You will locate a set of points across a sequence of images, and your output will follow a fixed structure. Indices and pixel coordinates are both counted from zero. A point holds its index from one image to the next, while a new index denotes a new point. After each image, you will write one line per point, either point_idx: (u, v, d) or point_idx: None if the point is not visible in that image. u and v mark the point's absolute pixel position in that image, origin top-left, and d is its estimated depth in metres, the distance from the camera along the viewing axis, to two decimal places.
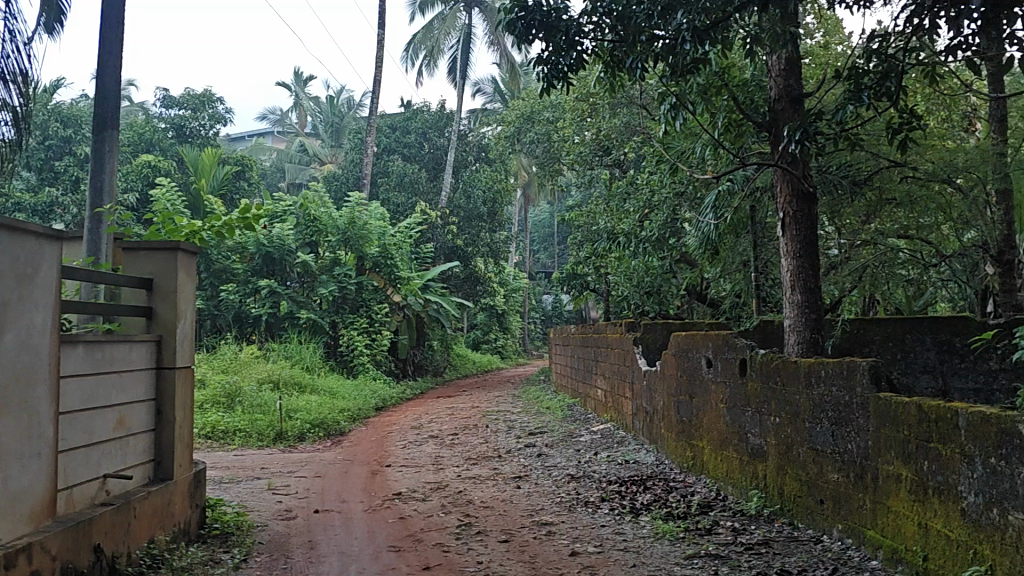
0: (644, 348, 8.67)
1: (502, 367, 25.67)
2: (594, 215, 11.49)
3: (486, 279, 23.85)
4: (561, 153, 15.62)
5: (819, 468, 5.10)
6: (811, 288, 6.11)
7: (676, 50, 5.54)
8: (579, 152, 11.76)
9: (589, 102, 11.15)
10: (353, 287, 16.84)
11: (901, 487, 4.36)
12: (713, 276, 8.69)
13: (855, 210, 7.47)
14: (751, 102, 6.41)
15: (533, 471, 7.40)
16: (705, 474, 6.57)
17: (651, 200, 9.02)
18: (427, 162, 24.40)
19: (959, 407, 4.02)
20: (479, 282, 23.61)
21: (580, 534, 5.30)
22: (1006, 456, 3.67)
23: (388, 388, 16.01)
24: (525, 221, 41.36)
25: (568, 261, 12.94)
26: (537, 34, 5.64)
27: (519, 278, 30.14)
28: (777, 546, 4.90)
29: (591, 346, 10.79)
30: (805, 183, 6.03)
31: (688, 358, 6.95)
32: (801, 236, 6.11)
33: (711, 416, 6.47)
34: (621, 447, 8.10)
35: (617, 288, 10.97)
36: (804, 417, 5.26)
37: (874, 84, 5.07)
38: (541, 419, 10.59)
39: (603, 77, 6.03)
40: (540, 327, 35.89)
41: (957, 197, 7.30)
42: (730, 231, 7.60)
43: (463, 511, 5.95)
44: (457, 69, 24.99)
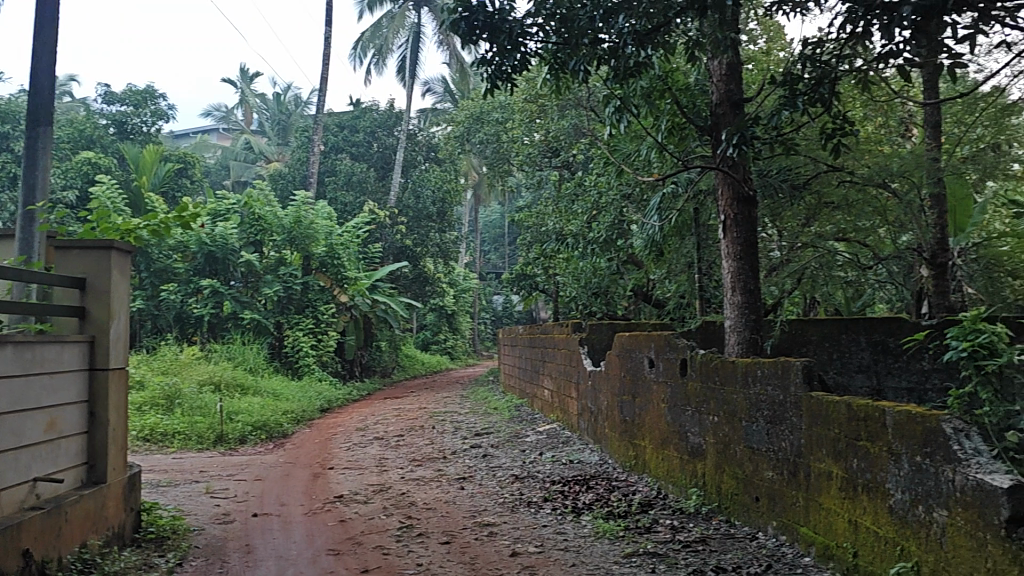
0: (590, 348, 8.71)
1: (450, 368, 25.67)
2: (543, 216, 11.55)
3: (435, 280, 23.82)
4: (509, 154, 15.68)
5: (755, 466, 5.19)
6: (751, 289, 6.23)
7: (619, 53, 5.59)
8: (527, 153, 11.82)
9: (537, 103, 11.21)
10: (299, 287, 16.69)
11: (832, 484, 4.46)
12: (658, 277, 8.78)
13: (795, 212, 7.60)
14: (694, 106, 6.57)
15: (478, 472, 7.40)
16: (647, 474, 6.64)
17: (597, 202, 9.09)
18: (376, 161, 24.29)
19: (887, 406, 4.15)
20: (428, 282, 23.59)
21: (521, 535, 5.32)
22: (931, 454, 3.79)
23: (334, 389, 15.90)
24: (476, 221, 41.34)
25: (517, 262, 12.99)
26: (480, 35, 5.64)
27: (469, 279, 30.13)
28: (714, 543, 4.97)
29: (538, 347, 10.84)
30: (745, 186, 6.15)
31: (631, 358, 7.02)
32: (742, 238, 6.23)
33: (653, 415, 6.54)
34: (564, 448, 8.14)
35: (565, 289, 11.03)
36: (740, 416, 5.35)
37: (809, 91, 5.24)
38: (488, 420, 10.61)
39: (548, 79, 6.05)
40: (489, 327, 35.97)
41: (893, 201, 7.50)
42: (673, 233, 7.69)
43: (405, 514, 5.93)
44: (406, 68, 24.92)
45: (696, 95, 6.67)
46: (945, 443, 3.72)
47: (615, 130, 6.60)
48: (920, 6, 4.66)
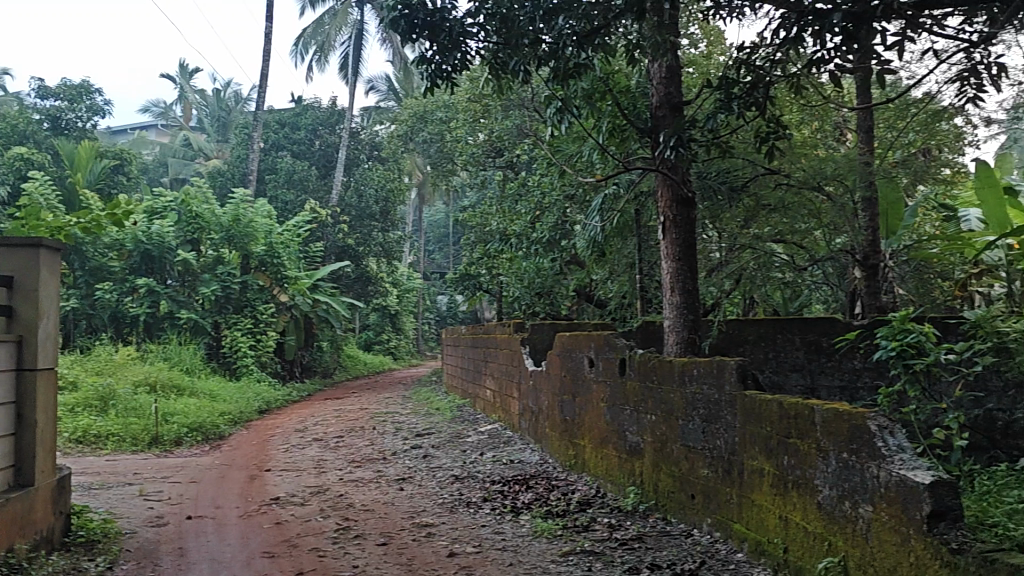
0: (531, 349, 8.66)
1: (394, 368, 25.53)
2: (486, 216, 11.57)
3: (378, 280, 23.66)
4: (451, 153, 15.68)
5: (691, 463, 5.27)
6: (689, 289, 6.32)
7: (559, 55, 5.64)
8: (471, 153, 11.82)
9: (481, 103, 11.24)
10: (237, 286, 16.46)
11: (764, 481, 4.56)
12: (600, 278, 8.86)
13: (734, 214, 7.72)
14: (635, 108, 6.66)
15: (418, 473, 7.38)
16: (586, 473, 6.69)
17: (541, 202, 9.13)
18: (317, 159, 24.06)
19: (816, 404, 4.25)
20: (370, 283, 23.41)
21: (459, 535, 5.33)
22: (857, 450, 3.90)
23: (273, 390, 15.70)
24: (422, 221, 41.22)
25: (461, 262, 12.99)
26: (420, 34, 5.63)
27: (413, 279, 30.02)
28: (650, 541, 5.03)
29: (481, 346, 10.85)
30: (684, 188, 6.23)
31: (571, 358, 7.05)
32: (681, 240, 6.32)
33: (592, 414, 6.59)
34: (505, 448, 8.15)
35: (509, 289, 11.06)
36: (677, 414, 5.42)
37: (744, 95, 5.41)
38: (429, 420, 10.58)
39: (490, 79, 6.07)
40: (434, 327, 35.87)
41: (828, 204, 7.68)
42: (614, 233, 7.75)
43: (342, 515, 5.89)
44: (349, 66, 24.74)
45: (637, 97, 6.73)
46: (871, 440, 3.83)
47: (556, 131, 6.64)
48: (850, 14, 4.77)
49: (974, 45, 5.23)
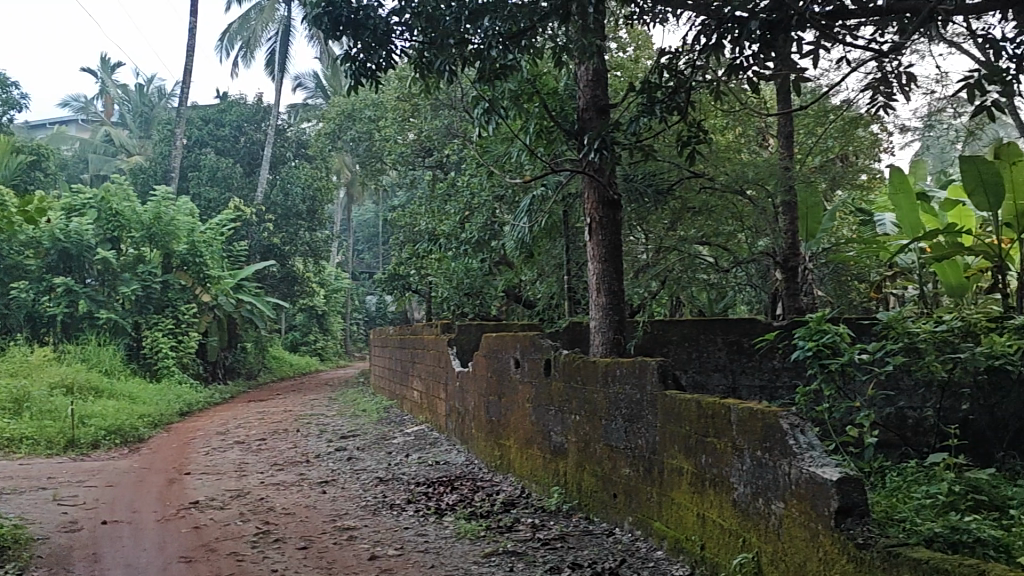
0: (459, 348, 8.76)
1: (320, 369, 25.20)
2: (415, 216, 11.53)
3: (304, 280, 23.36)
4: (378, 152, 15.58)
5: (613, 463, 5.33)
6: (615, 291, 6.39)
7: (484, 55, 5.64)
8: (399, 153, 11.76)
9: (409, 103, 11.20)
10: (158, 286, 16.07)
11: (682, 480, 4.64)
12: (529, 279, 8.90)
13: (659, 216, 7.84)
14: (562, 111, 6.75)
15: (342, 475, 7.30)
16: (511, 473, 6.72)
17: (469, 203, 9.13)
18: (243, 156, 23.64)
19: (731, 403, 4.35)
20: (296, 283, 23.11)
21: (381, 538, 5.29)
22: (770, 448, 4.01)
23: (196, 392, 15.35)
24: (350, 220, 40.82)
25: (390, 262, 12.92)
26: (343, 31, 5.59)
27: (340, 279, 29.71)
28: (572, 540, 5.08)
29: (408, 347, 10.80)
30: (609, 190, 6.31)
31: (497, 359, 7.07)
32: (607, 241, 6.39)
33: (518, 415, 6.61)
34: (431, 449, 8.12)
35: (437, 289, 11.04)
36: (600, 414, 5.48)
37: (666, 99, 5.47)
38: (355, 422, 10.48)
39: (416, 79, 6.06)
40: (362, 328, 35.54)
41: (750, 207, 7.87)
42: (542, 235, 7.80)
43: (262, 519, 5.80)
44: (276, 62, 24.38)
45: (563, 100, 6.79)
46: (783, 438, 3.94)
47: (483, 132, 6.65)
48: (768, 22, 4.88)
49: (884, 55, 5.41)
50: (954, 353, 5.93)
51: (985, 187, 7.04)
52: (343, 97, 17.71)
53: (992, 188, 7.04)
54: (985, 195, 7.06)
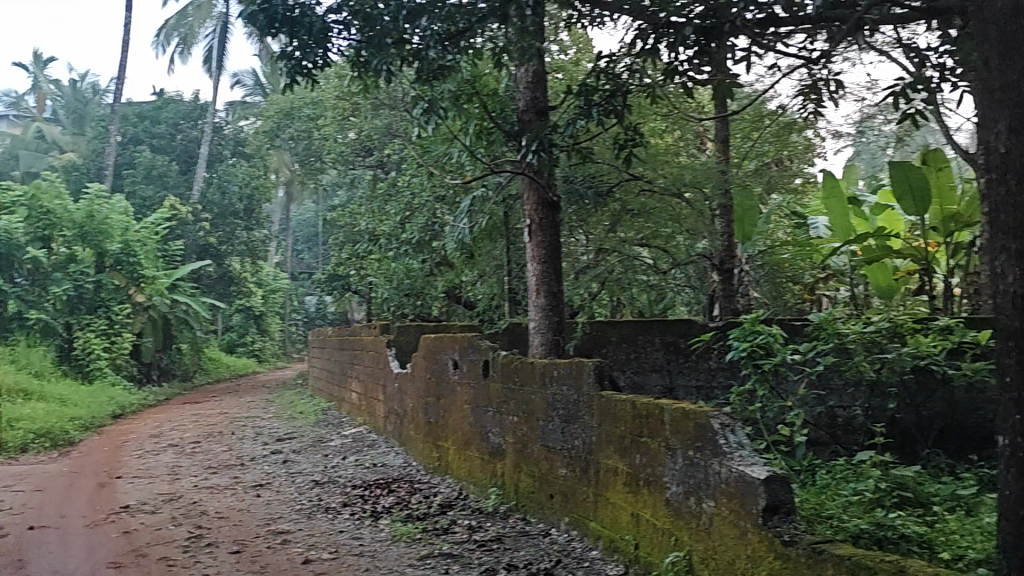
0: (398, 349, 8.76)
1: (259, 371, 24.82)
2: (355, 216, 11.45)
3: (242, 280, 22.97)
4: (317, 152, 15.44)
5: (550, 463, 5.38)
6: (554, 292, 6.42)
7: (422, 55, 5.61)
8: (340, 152, 11.67)
9: (349, 102, 11.12)
10: (90, 286, 15.67)
11: (617, 479, 4.72)
12: (469, 280, 8.90)
13: (599, 218, 7.90)
14: (502, 112, 6.77)
15: (277, 478, 7.21)
16: (449, 475, 6.73)
17: (410, 203, 9.10)
18: (179, 154, 23.21)
19: (665, 404, 4.43)
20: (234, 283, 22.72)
21: (316, 542, 5.25)
22: (701, 448, 4.10)
23: (129, 395, 15.00)
24: (290, 220, 40.29)
25: (330, 263, 12.80)
26: (279, 29, 5.58)
27: (279, 279, 29.30)
28: (509, 541, 5.12)
29: (346, 348, 10.71)
30: (549, 192, 6.35)
31: (435, 360, 7.06)
32: (546, 242, 6.43)
33: (456, 416, 6.62)
34: (369, 451, 8.07)
35: (377, 290, 10.97)
36: (537, 415, 5.52)
37: (603, 102, 5.57)
38: (292, 425, 10.35)
39: (355, 78, 6.03)
40: (303, 329, 35.11)
41: (689, 210, 8.01)
42: (482, 235, 7.80)
43: (195, 523, 5.69)
44: (213, 59, 23.99)
45: (504, 101, 6.81)
46: (714, 438, 4.03)
47: (422, 132, 6.64)
48: (701, 26, 5.07)
49: (813, 63, 5.59)
50: (882, 353, 6.15)
51: (912, 192, 7.24)
52: (282, 95, 17.52)
53: (919, 195, 7.27)
54: (912, 200, 7.27)
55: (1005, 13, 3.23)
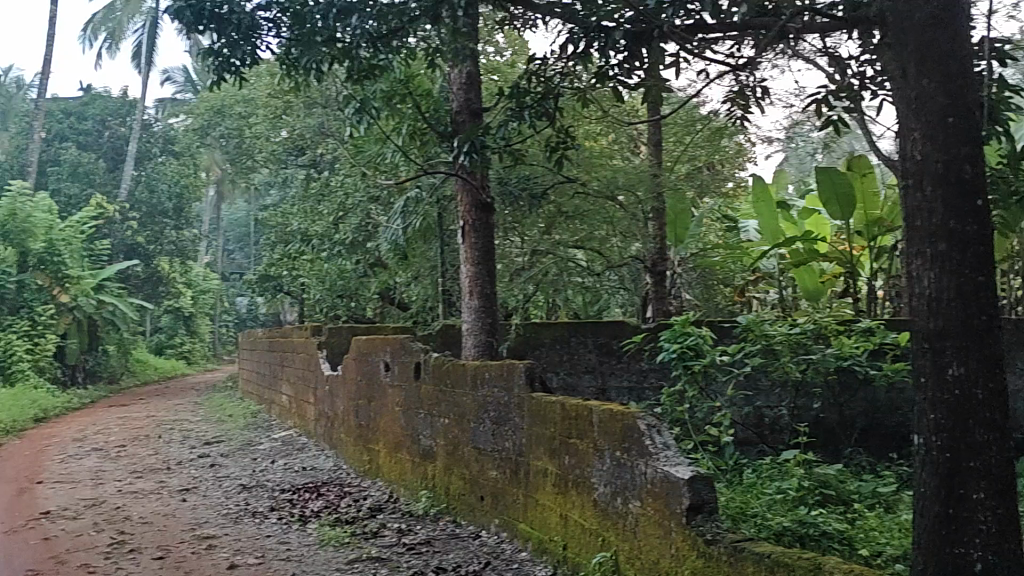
0: (328, 352, 8.56)
1: (188, 373, 24.30)
2: (287, 216, 11.32)
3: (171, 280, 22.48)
4: (247, 151, 15.22)
5: (480, 466, 5.41)
6: (487, 294, 6.43)
7: (352, 54, 5.57)
8: (271, 151, 11.51)
9: (281, 101, 11.00)
10: (11, 286, 15.16)
11: (546, 480, 4.76)
12: (403, 281, 8.85)
13: (534, 220, 7.92)
14: (435, 112, 6.75)
15: (204, 482, 7.06)
16: (380, 478, 6.70)
17: (344, 203, 9.03)
18: (107, 152, 22.66)
19: (593, 405, 4.49)
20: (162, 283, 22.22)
21: (242, 546, 5.16)
22: (628, 449, 4.16)
23: (51, 398, 14.53)
24: (221, 219, 39.51)
25: (261, 263, 12.62)
26: (206, 25, 5.48)
27: (208, 279, 28.71)
28: (438, 544, 5.12)
29: (277, 350, 10.56)
30: (482, 194, 6.36)
31: (367, 362, 7.01)
32: (480, 244, 6.44)
33: (387, 419, 6.59)
34: (298, 455, 7.96)
35: (309, 291, 10.85)
36: (468, 417, 5.53)
37: (535, 104, 5.60)
38: (221, 428, 10.15)
39: (285, 76, 5.98)
40: (235, 331, 34.50)
41: (622, 212, 8.12)
42: (416, 236, 7.77)
43: (118, 529, 5.54)
44: (142, 55, 23.47)
45: (438, 101, 6.81)
46: (641, 439, 4.09)
47: (354, 131, 6.60)
48: (629, 32, 5.14)
49: (740, 69, 5.70)
50: (807, 354, 6.32)
51: (838, 199, 7.49)
52: (214, 93, 17.24)
53: (845, 200, 7.50)
54: (839, 205, 7.50)
55: (920, 25, 3.45)
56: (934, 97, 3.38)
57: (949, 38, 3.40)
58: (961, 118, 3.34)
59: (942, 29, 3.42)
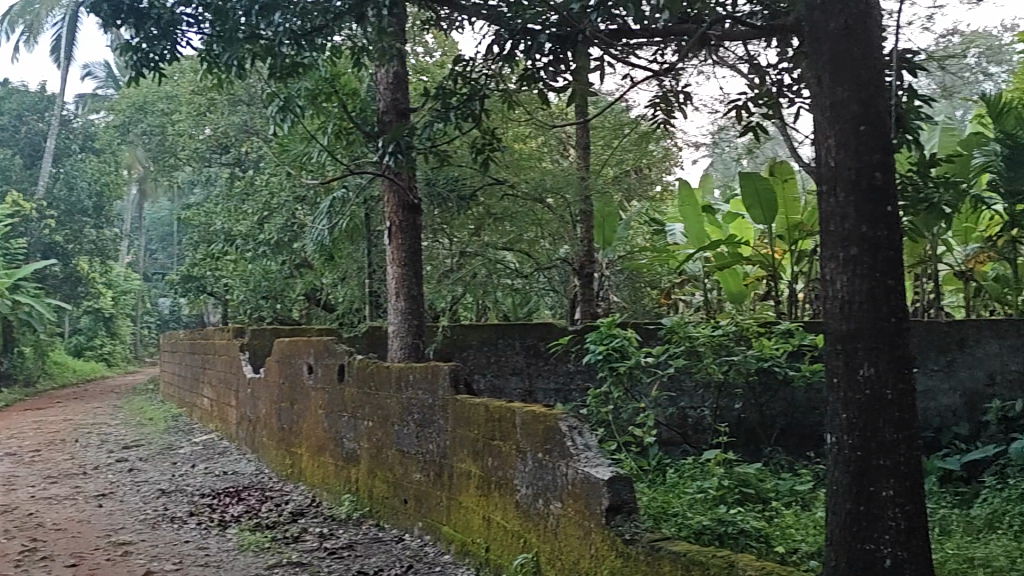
0: (251, 355, 8.45)
1: (108, 376, 23.58)
2: (211, 215, 11.10)
3: (91, 280, 21.81)
4: (170, 150, 14.89)
5: (404, 468, 5.39)
6: (414, 295, 6.39)
7: (274, 51, 5.49)
8: (195, 149, 11.27)
9: (205, 98, 10.78)
10: None
11: (470, 483, 4.77)
12: (329, 282, 8.75)
13: (463, 221, 7.97)
14: (361, 112, 6.70)
15: (120, 487, 6.85)
16: (302, 482, 6.63)
17: (269, 203, 8.88)
18: (23, 148, 21.91)
19: (517, 406, 4.50)
20: (81, 283, 21.53)
21: (159, 553, 5.02)
22: (550, 450, 4.18)
23: None
24: (144, 219, 38.46)
25: (183, 264, 12.33)
26: (124, 20, 5.36)
27: (130, 280, 27.94)
28: (360, 549, 5.08)
29: (199, 352, 10.32)
30: (409, 194, 6.34)
31: (290, 364, 6.92)
32: (407, 245, 6.41)
33: (310, 422, 6.53)
34: (219, 459, 7.80)
35: (234, 292, 10.64)
36: (392, 420, 5.50)
37: (460, 105, 5.65)
38: (140, 432, 9.87)
39: (207, 72, 5.89)
40: (159, 333, 33.62)
41: (550, 215, 8.21)
42: (342, 236, 7.69)
43: (28, 536, 5.33)
44: (61, 48, 22.77)
45: (364, 101, 6.76)
46: (562, 440, 4.12)
47: (278, 130, 6.51)
48: (555, 36, 5.23)
49: (662, 75, 5.78)
50: (729, 355, 6.44)
51: (760, 203, 7.66)
52: (137, 88, 16.85)
53: (767, 205, 7.67)
54: (761, 210, 7.68)
55: (835, 35, 3.57)
56: (848, 105, 3.50)
57: (862, 48, 3.52)
58: (873, 126, 3.47)
59: (855, 40, 3.54)
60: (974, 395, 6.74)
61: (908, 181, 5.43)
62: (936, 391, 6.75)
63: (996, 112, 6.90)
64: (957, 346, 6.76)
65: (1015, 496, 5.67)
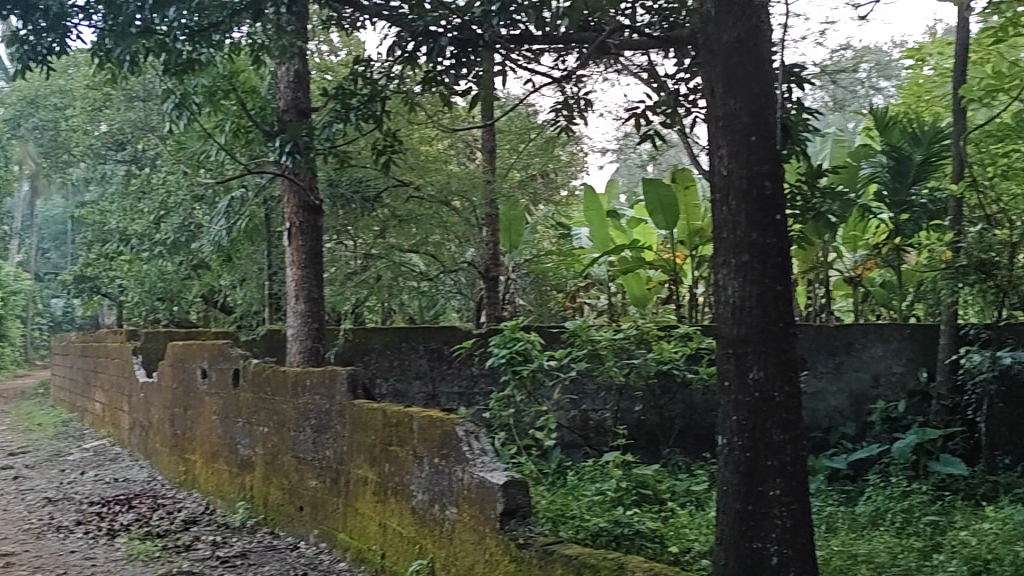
0: (145, 358, 8.18)
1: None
2: (106, 214, 10.69)
3: None
4: (62, 145, 14.29)
5: (301, 475, 5.36)
6: (314, 297, 6.31)
7: (168, 45, 5.32)
8: (87, 144, 10.83)
9: (100, 93, 10.39)
10: None
11: (366, 489, 4.76)
12: (228, 283, 8.53)
13: (368, 222, 7.95)
14: (261, 110, 6.56)
15: (2, 496, 6.53)
16: (196, 489, 6.50)
17: (166, 201, 8.61)
18: None
19: (414, 411, 4.48)
20: None
21: (42, 564, 4.81)
22: (446, 455, 4.18)
23: None
24: (34, 216, 36.69)
25: (75, 263, 11.84)
26: (10, 10, 5.17)
27: (20, 279, 26.67)
28: (254, 557, 4.98)
29: (90, 355, 9.93)
30: (309, 195, 6.27)
31: (183, 369, 6.74)
32: (307, 247, 6.33)
33: (205, 428, 6.42)
34: (110, 466, 7.52)
35: (128, 293, 10.28)
36: (289, 425, 5.49)
37: (361, 106, 5.66)
38: (26, 438, 9.43)
39: (99, 67, 5.72)
40: (51, 335, 32.18)
41: (454, 217, 8.21)
42: (242, 237, 7.53)
43: None
44: None
45: (264, 99, 6.61)
46: (458, 445, 4.12)
47: (174, 127, 6.34)
48: (455, 39, 5.28)
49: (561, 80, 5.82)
50: (630, 358, 6.54)
51: (663, 208, 7.81)
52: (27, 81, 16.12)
53: (669, 211, 7.83)
54: (663, 215, 7.83)
55: (727, 47, 3.66)
56: (740, 116, 3.61)
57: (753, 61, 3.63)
58: (763, 136, 3.59)
59: (747, 52, 3.65)
60: (860, 396, 7.01)
61: (797, 191, 5.66)
62: (825, 393, 7.00)
63: (882, 124, 7.19)
64: (845, 349, 7.02)
65: (896, 493, 5.92)
